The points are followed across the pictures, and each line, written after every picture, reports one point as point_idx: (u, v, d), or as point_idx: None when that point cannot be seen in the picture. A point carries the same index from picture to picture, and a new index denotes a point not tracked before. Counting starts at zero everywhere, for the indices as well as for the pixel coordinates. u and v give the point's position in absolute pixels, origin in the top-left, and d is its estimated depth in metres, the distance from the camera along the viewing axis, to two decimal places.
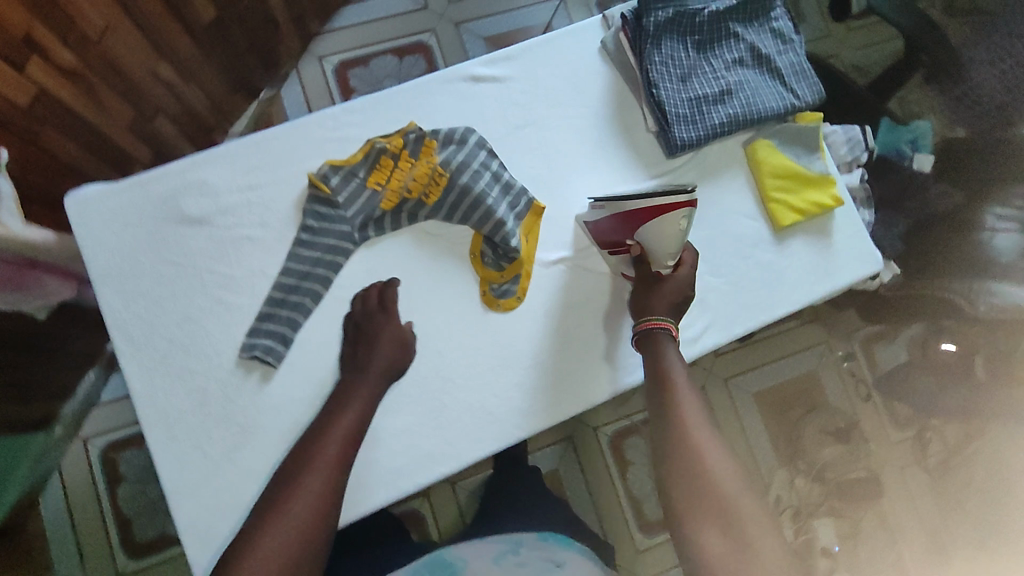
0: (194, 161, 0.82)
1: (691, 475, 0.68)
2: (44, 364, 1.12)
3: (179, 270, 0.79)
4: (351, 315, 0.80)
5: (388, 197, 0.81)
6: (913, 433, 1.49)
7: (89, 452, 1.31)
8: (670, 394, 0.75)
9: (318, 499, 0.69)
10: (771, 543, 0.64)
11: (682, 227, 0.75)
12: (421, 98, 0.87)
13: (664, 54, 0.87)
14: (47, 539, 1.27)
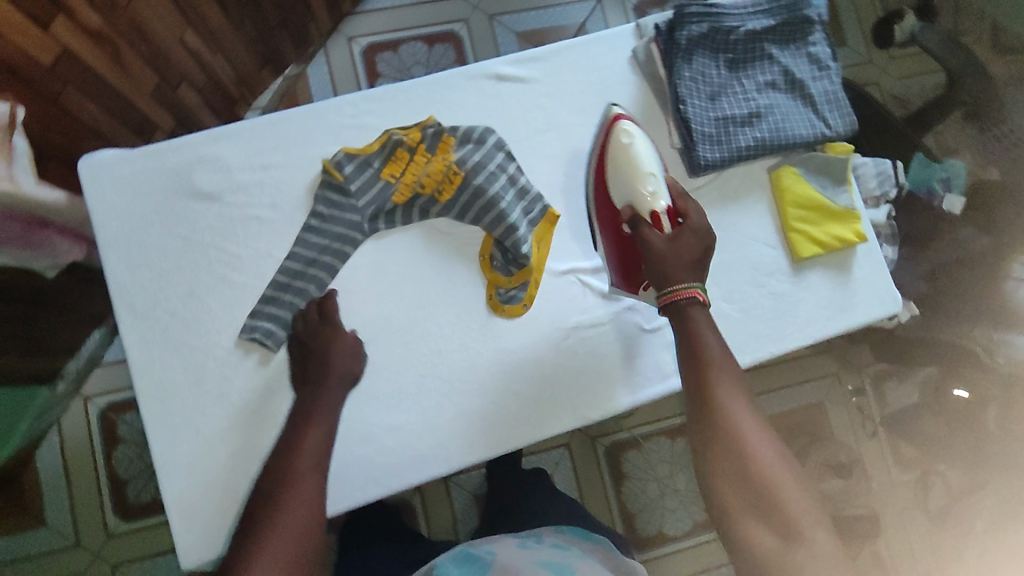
0: (210, 136, 0.81)
1: (733, 466, 0.65)
2: (52, 319, 1.13)
3: (186, 245, 0.79)
4: (293, 334, 0.78)
5: (402, 190, 0.81)
6: (915, 475, 1.47)
7: (90, 411, 1.33)
8: (703, 375, 0.70)
9: (307, 506, 0.68)
10: (820, 530, 0.62)
11: (637, 157, 0.79)
12: (444, 92, 0.86)
13: (694, 70, 0.85)
14: (43, 491, 1.30)
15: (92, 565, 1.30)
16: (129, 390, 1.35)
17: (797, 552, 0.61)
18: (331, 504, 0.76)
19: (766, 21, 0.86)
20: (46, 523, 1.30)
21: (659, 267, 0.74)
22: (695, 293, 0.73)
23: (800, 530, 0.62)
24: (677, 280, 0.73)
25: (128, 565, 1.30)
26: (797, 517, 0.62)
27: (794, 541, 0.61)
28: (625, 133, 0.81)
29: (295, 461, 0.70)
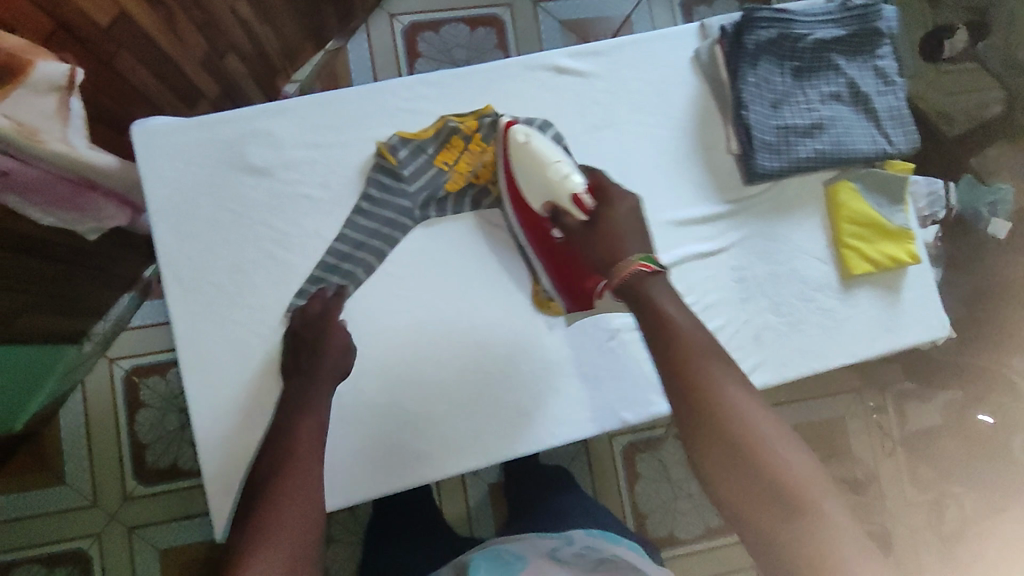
0: (263, 110, 0.79)
1: (722, 437, 0.54)
2: (84, 279, 1.13)
3: (236, 219, 0.78)
4: (291, 323, 0.76)
5: (456, 178, 0.81)
6: (932, 497, 1.45)
7: (114, 373, 1.33)
8: (675, 339, 0.60)
9: (311, 482, 0.63)
10: (832, 500, 0.51)
11: (540, 151, 0.76)
12: (501, 81, 0.84)
13: (759, 76, 0.83)
14: (64, 449, 1.31)
15: (108, 526, 1.31)
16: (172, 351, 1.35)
17: (810, 530, 0.49)
18: (369, 488, 0.77)
19: (836, 30, 0.84)
20: (65, 481, 1.31)
21: (596, 249, 0.71)
22: (639, 266, 0.66)
23: (811, 503, 0.50)
24: (619, 257, 0.69)
25: (143, 529, 1.31)
26: (805, 487, 0.51)
27: (806, 517, 0.50)
28: (518, 132, 0.78)
29: (292, 449, 0.66)
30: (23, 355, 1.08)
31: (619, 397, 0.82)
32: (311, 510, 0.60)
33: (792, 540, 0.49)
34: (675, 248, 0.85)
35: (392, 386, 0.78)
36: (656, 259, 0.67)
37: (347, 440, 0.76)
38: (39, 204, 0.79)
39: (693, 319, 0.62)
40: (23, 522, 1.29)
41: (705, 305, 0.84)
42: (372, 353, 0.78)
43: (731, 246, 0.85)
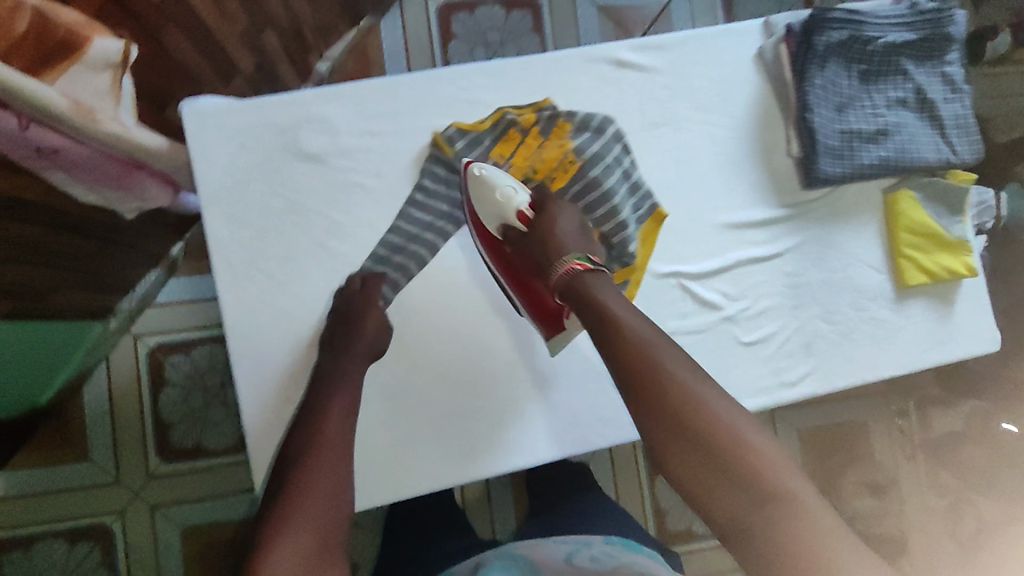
0: (318, 95, 0.78)
1: (691, 436, 0.57)
2: (116, 257, 1.12)
3: (287, 206, 0.76)
4: (334, 306, 0.76)
5: (513, 172, 0.80)
6: (949, 503, 1.47)
7: (139, 350, 1.32)
8: (630, 344, 0.62)
9: (332, 479, 0.63)
10: (801, 483, 0.55)
11: (490, 178, 0.76)
12: (560, 73, 0.81)
13: (826, 78, 0.80)
14: (87, 424, 1.30)
15: (132, 503, 1.31)
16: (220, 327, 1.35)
17: (789, 516, 0.53)
18: (416, 484, 0.77)
19: (907, 34, 0.81)
20: (89, 457, 1.30)
21: (540, 256, 0.75)
22: (574, 264, 0.71)
23: (785, 488, 0.54)
24: (554, 258, 0.73)
25: (166, 506, 1.31)
26: (776, 473, 0.55)
27: (783, 503, 0.53)
28: (473, 165, 0.77)
29: (317, 445, 0.65)
30: (52, 330, 1.08)
31: (583, 424, 0.81)
32: (330, 513, 0.60)
33: (772, 529, 0.52)
34: (729, 252, 0.83)
35: (441, 380, 0.78)
36: (591, 257, 0.73)
37: (396, 434, 0.77)
38: (86, 182, 0.77)
39: (641, 317, 0.65)
40: (46, 496, 1.29)
41: (758, 310, 0.83)
42: (422, 345, 0.78)
43: (786, 252, 0.84)
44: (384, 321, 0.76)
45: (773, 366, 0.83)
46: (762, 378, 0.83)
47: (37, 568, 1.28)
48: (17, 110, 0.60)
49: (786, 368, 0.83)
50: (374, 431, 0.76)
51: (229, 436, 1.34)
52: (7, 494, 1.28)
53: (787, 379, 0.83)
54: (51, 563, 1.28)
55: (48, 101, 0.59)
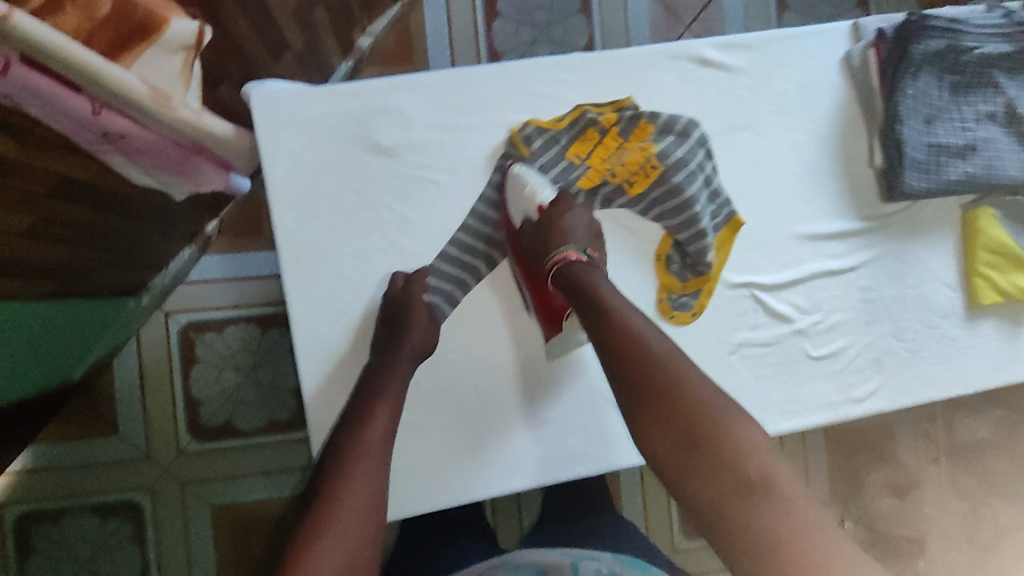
0: (392, 85, 0.75)
1: (674, 419, 0.59)
2: (149, 234, 1.04)
3: (359, 202, 0.74)
4: (387, 301, 0.73)
5: (590, 174, 0.77)
6: (971, 507, 1.46)
7: (169, 327, 1.27)
8: (619, 332, 0.65)
9: (372, 483, 0.61)
10: (780, 466, 0.56)
11: (522, 172, 0.75)
12: (641, 71, 0.78)
13: (917, 89, 0.77)
14: (117, 398, 1.26)
15: (162, 479, 1.27)
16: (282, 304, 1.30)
17: (766, 497, 0.54)
18: (476, 488, 0.77)
19: (1003, 46, 0.78)
20: (118, 433, 1.27)
21: (541, 246, 0.74)
22: (567, 254, 0.71)
23: (765, 470, 0.56)
24: (552, 246, 0.72)
25: (195, 483, 1.28)
26: (757, 457, 0.57)
27: (763, 485, 0.55)
28: (512, 161, 0.76)
29: (357, 451, 0.62)
30: (81, 310, 1.02)
31: (561, 455, 0.79)
32: (368, 519, 0.58)
33: (750, 509, 0.54)
34: (805, 264, 0.82)
35: (509, 382, 0.78)
36: (589, 252, 0.73)
37: (455, 437, 0.77)
38: (145, 167, 0.75)
39: (631, 307, 0.68)
40: (74, 471, 1.26)
41: (829, 324, 0.82)
42: (489, 346, 0.78)
43: (861, 266, 0.82)
44: (433, 318, 0.74)
45: (841, 381, 0.82)
46: (829, 393, 0.82)
47: (64, 541, 1.25)
48: (90, 93, 0.56)
49: (853, 384, 0.82)
50: (445, 433, 0.77)
51: (259, 417, 1.30)
52: (34, 467, 1.25)
53: (855, 395, 0.82)
54: (79, 537, 1.25)
55: (130, 89, 0.56)
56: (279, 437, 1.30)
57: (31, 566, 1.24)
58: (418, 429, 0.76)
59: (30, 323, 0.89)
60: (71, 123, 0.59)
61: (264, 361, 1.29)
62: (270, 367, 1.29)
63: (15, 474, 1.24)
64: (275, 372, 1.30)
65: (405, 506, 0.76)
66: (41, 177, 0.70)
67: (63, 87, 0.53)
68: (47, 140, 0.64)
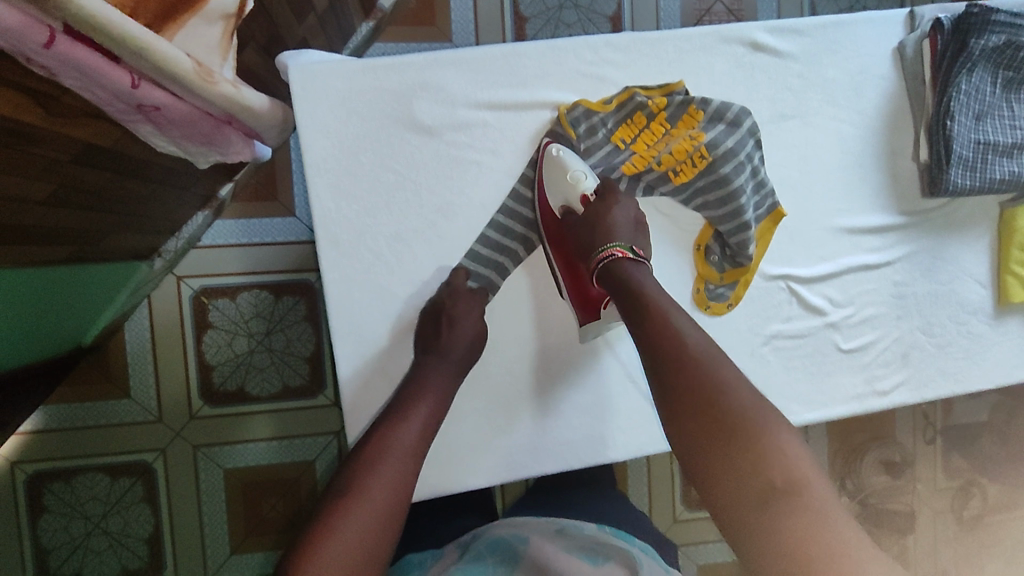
0: (437, 59, 0.72)
1: (706, 414, 0.53)
2: (166, 197, 0.92)
3: (398, 181, 0.73)
4: (435, 300, 0.73)
5: (634, 160, 0.75)
6: (959, 484, 1.35)
7: (182, 292, 1.13)
8: (659, 321, 0.60)
9: (399, 479, 0.60)
10: (821, 485, 0.49)
11: (564, 157, 0.73)
12: (693, 53, 0.76)
13: (971, 84, 0.76)
14: (128, 363, 1.13)
15: (173, 443, 1.14)
16: (313, 273, 1.15)
17: (799, 511, 0.47)
18: (506, 472, 0.77)
19: None
20: (129, 394, 1.13)
21: (587, 241, 0.71)
22: (615, 252, 0.68)
23: (802, 486, 0.49)
24: (598, 242, 0.69)
25: (212, 448, 1.15)
26: (795, 470, 0.50)
27: (796, 499, 0.48)
28: (552, 144, 0.74)
29: (384, 450, 0.61)
30: (95, 278, 0.91)
31: (578, 442, 0.79)
32: (384, 524, 0.57)
33: (777, 522, 0.47)
34: (844, 257, 0.82)
35: (542, 367, 0.77)
36: (636, 250, 0.69)
37: (487, 423, 0.76)
38: (173, 137, 0.66)
39: (676, 306, 0.63)
40: (83, 432, 1.13)
41: (861, 317, 0.82)
42: (523, 331, 0.77)
43: (897, 261, 0.82)
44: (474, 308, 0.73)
45: (869, 374, 0.83)
46: (855, 385, 0.82)
47: (77, 501, 1.13)
48: (130, 64, 0.51)
49: (878, 377, 0.83)
50: (479, 416, 0.76)
51: (274, 383, 1.16)
52: (46, 427, 1.12)
53: (880, 388, 0.83)
54: (91, 497, 1.13)
55: (177, 63, 0.52)
56: (300, 404, 1.17)
57: (42, 527, 1.12)
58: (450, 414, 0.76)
59: (38, 288, 0.77)
60: (105, 94, 0.53)
61: (278, 328, 1.15)
62: (284, 333, 1.16)
63: (22, 434, 1.11)
64: (291, 338, 1.16)
65: (437, 488, 0.76)
66: (63, 143, 0.61)
67: (103, 59, 0.49)
68: (73, 106, 0.57)
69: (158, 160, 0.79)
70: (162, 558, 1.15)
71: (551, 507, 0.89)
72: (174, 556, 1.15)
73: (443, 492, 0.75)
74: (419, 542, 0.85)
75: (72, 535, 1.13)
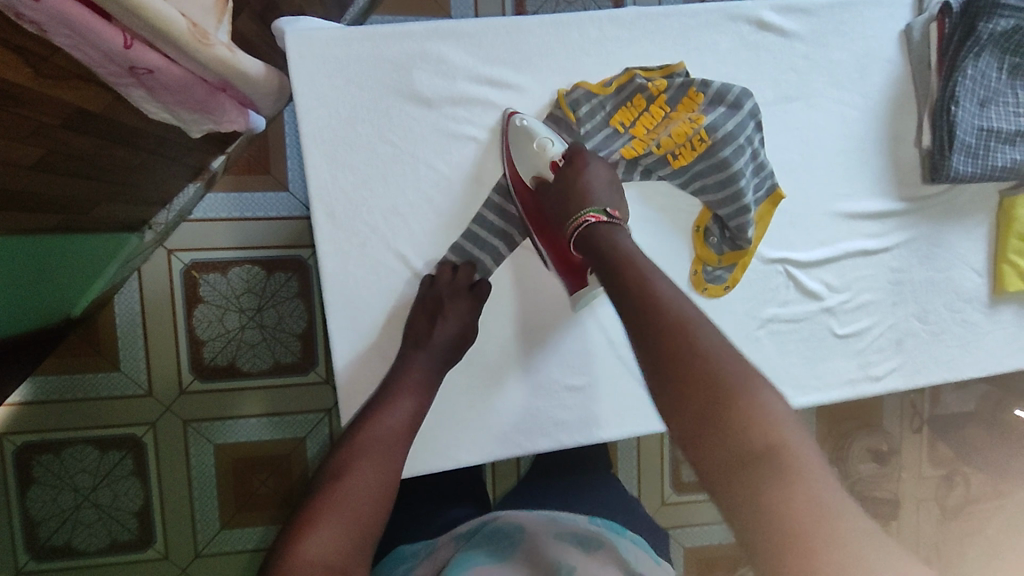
0: (438, 29, 0.70)
1: (685, 380, 0.51)
2: (158, 167, 0.90)
3: (396, 156, 0.71)
4: (433, 287, 0.72)
5: (634, 143, 0.73)
6: (943, 473, 1.35)
7: (173, 266, 1.11)
8: (642, 293, 0.57)
9: (381, 469, 0.59)
10: (806, 446, 0.46)
11: (530, 127, 0.71)
12: (699, 31, 0.75)
13: (977, 69, 0.75)
14: (117, 335, 1.11)
15: (163, 417, 1.13)
16: (307, 249, 1.14)
17: (779, 475, 0.44)
18: (500, 453, 0.77)
19: None
20: (118, 367, 1.12)
21: (562, 211, 0.68)
22: (589, 216, 0.65)
23: (782, 448, 0.46)
24: (573, 210, 0.67)
25: (202, 423, 1.14)
26: (776, 433, 0.47)
27: (785, 462, 0.44)
28: (515, 115, 0.72)
29: (369, 441, 0.61)
30: (83, 247, 0.90)
31: (572, 423, 0.79)
32: (371, 510, 0.56)
33: (756, 487, 0.44)
34: (841, 242, 0.81)
35: (537, 347, 0.77)
36: (611, 211, 0.66)
37: (481, 402, 0.76)
38: (165, 102, 0.64)
39: (656, 271, 0.60)
40: (73, 404, 1.12)
41: (858, 303, 0.82)
42: (517, 312, 0.77)
43: (895, 247, 0.82)
44: (477, 296, 0.73)
45: (862, 360, 0.83)
46: (848, 370, 0.83)
47: (65, 473, 1.12)
48: (122, 22, 0.49)
49: (872, 362, 0.83)
50: (474, 394, 0.76)
51: (265, 359, 1.15)
52: (34, 399, 1.10)
53: (874, 373, 0.83)
54: (80, 470, 1.12)
55: (170, 23, 0.51)
56: (292, 380, 1.16)
57: (31, 499, 1.11)
58: (444, 393, 0.75)
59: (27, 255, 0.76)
60: (97, 54, 0.52)
61: (269, 304, 1.14)
62: (276, 309, 1.14)
63: (12, 405, 1.09)
64: (283, 315, 1.15)
65: (430, 466, 0.75)
66: (53, 105, 0.59)
67: (96, 18, 0.47)
68: (62, 67, 0.55)
69: (150, 127, 0.78)
70: (152, 531, 1.14)
71: (542, 486, 0.89)
72: (164, 531, 1.15)
73: (436, 469, 0.75)
74: (410, 522, 0.85)
75: (61, 507, 1.12)
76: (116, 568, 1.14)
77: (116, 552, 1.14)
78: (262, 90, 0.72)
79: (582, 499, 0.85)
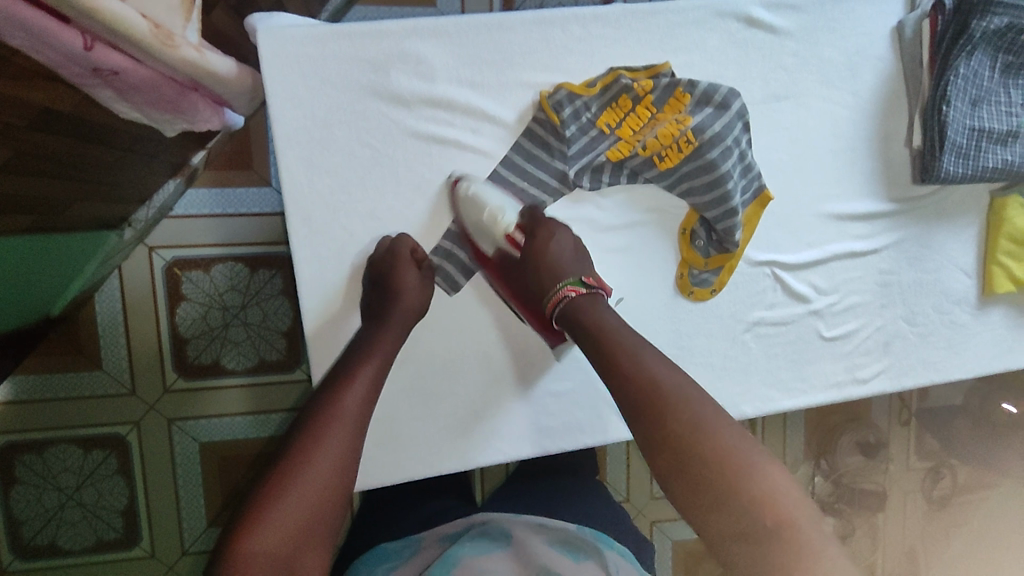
0: (416, 26, 0.68)
1: (683, 465, 0.52)
2: (133, 164, 0.87)
3: (374, 157, 0.70)
4: (372, 258, 0.70)
5: (620, 146, 0.72)
6: (931, 465, 1.35)
7: (154, 263, 1.09)
8: (629, 364, 0.59)
9: (346, 444, 0.55)
10: (807, 515, 0.49)
11: (477, 195, 0.69)
12: (685, 29, 0.73)
13: (970, 68, 0.74)
14: (98, 333, 1.09)
15: (147, 415, 1.12)
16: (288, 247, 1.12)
17: (791, 550, 0.47)
18: (482, 458, 0.76)
19: None
20: (100, 366, 1.10)
21: (538, 286, 0.69)
22: (568, 291, 0.67)
23: (788, 522, 0.49)
24: (550, 283, 0.68)
25: (185, 422, 1.13)
26: (780, 506, 0.49)
27: (788, 536, 0.48)
28: (462, 182, 0.70)
29: (332, 416, 0.56)
30: (61, 246, 0.87)
31: (556, 428, 0.78)
32: (333, 491, 0.52)
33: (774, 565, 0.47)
34: (830, 244, 0.80)
35: (520, 352, 0.76)
36: (587, 280, 0.68)
37: (463, 407, 0.75)
38: (135, 104, 0.62)
39: (645, 346, 0.61)
40: (55, 404, 1.10)
41: (846, 305, 0.81)
42: (500, 317, 0.75)
43: (885, 248, 0.81)
44: (427, 276, 0.70)
45: (849, 362, 0.82)
46: (835, 373, 0.82)
47: (48, 473, 1.11)
48: (81, 25, 0.47)
49: (859, 365, 0.82)
50: (456, 401, 0.75)
51: (249, 356, 1.13)
52: (15, 398, 1.09)
53: (861, 375, 0.83)
54: (64, 470, 1.11)
55: (132, 25, 0.48)
56: (275, 378, 1.14)
57: (14, 499, 1.10)
58: (427, 398, 0.74)
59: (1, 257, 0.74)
60: (57, 58, 0.49)
61: (253, 302, 1.12)
62: (260, 306, 1.12)
63: None
64: (266, 312, 1.13)
65: (413, 470, 0.74)
66: (19, 107, 0.57)
67: (53, 22, 0.45)
68: (26, 71, 0.53)
69: (123, 125, 0.75)
70: (138, 531, 1.13)
71: (526, 488, 0.89)
72: (150, 530, 1.14)
73: (418, 475, 0.74)
74: (393, 521, 0.84)
75: (45, 507, 1.11)
76: (101, 567, 1.14)
77: (101, 551, 1.13)
78: (236, 88, 0.70)
79: (567, 503, 0.84)
